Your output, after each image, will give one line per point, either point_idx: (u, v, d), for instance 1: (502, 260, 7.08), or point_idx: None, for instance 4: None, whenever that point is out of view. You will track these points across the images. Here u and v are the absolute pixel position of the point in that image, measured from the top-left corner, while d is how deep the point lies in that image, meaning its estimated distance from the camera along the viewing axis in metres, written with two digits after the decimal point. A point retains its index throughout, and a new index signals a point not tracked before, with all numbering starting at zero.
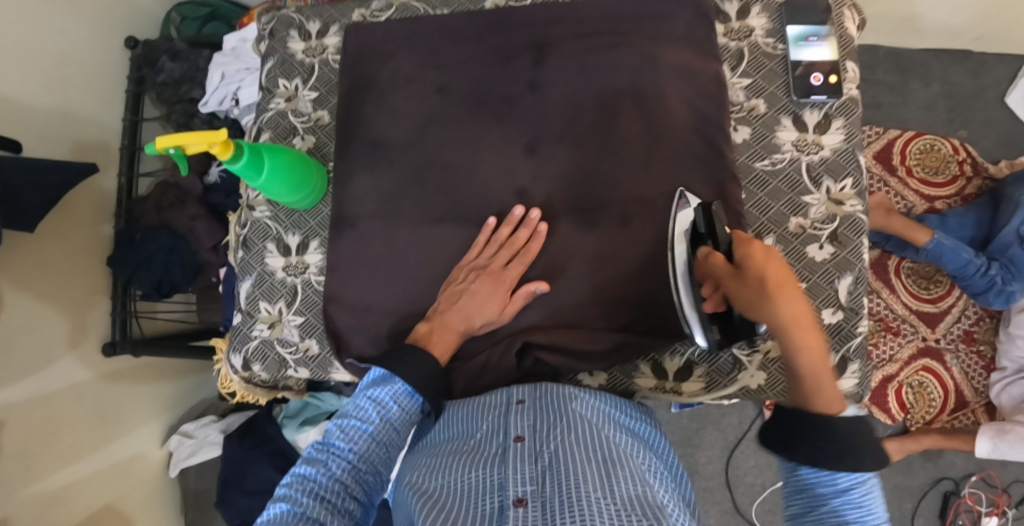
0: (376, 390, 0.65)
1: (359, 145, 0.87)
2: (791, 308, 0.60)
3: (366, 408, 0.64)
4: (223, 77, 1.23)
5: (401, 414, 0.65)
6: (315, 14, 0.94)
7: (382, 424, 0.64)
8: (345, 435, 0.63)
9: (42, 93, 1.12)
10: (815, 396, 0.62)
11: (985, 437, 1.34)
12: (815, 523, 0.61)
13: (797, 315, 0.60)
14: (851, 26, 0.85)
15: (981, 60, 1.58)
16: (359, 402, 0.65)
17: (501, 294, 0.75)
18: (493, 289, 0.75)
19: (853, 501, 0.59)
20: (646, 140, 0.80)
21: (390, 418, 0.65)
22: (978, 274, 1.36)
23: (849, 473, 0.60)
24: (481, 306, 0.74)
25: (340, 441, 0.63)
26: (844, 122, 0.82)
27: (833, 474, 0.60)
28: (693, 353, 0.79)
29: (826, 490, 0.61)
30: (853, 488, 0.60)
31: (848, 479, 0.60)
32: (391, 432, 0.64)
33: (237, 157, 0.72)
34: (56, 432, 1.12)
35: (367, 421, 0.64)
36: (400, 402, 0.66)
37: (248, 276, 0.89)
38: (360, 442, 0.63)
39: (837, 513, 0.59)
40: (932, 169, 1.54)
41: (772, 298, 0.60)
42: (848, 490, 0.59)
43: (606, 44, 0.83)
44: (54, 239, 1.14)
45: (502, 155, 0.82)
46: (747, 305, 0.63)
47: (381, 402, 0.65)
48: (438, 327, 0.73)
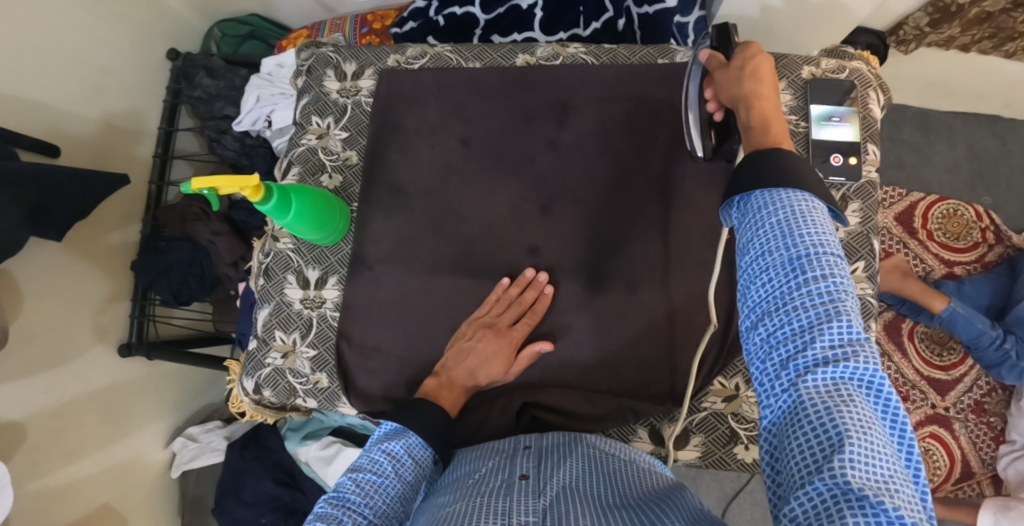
0: (390, 443, 0.69)
1: (381, 190, 0.89)
2: (757, 86, 0.64)
3: (381, 461, 0.68)
4: (258, 100, 1.27)
5: (414, 467, 0.69)
6: (351, 55, 0.96)
7: (397, 478, 0.67)
8: (360, 489, 0.65)
9: (84, 104, 1.18)
10: (760, 137, 0.61)
11: (986, 511, 1.31)
12: (752, 240, 0.55)
13: (762, 90, 0.64)
14: (874, 109, 0.86)
15: (1010, 126, 1.58)
16: (374, 455, 0.68)
17: (509, 354, 0.77)
18: (498, 349, 0.77)
19: (797, 211, 0.53)
20: (658, 210, 0.83)
21: (405, 473, 0.68)
22: (992, 346, 1.34)
23: (789, 189, 0.54)
24: (486, 364, 0.76)
25: (355, 495, 0.64)
26: (860, 205, 0.83)
27: (771, 189, 0.55)
28: (691, 421, 0.80)
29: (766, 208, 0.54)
30: (796, 201, 0.54)
31: (791, 193, 0.54)
32: (405, 487, 0.67)
33: (266, 200, 0.75)
34: (65, 430, 1.16)
35: (382, 475, 0.67)
36: (414, 454, 0.70)
37: (266, 304, 0.91)
38: (375, 496, 0.65)
39: (776, 224, 0.53)
40: (954, 234, 1.53)
41: (747, 78, 0.65)
42: (794, 205, 0.54)
43: (626, 112, 0.86)
44: (82, 243, 1.19)
45: (518, 212, 0.85)
46: (728, 87, 0.68)
47: (396, 455, 0.68)
48: (446, 383, 0.76)
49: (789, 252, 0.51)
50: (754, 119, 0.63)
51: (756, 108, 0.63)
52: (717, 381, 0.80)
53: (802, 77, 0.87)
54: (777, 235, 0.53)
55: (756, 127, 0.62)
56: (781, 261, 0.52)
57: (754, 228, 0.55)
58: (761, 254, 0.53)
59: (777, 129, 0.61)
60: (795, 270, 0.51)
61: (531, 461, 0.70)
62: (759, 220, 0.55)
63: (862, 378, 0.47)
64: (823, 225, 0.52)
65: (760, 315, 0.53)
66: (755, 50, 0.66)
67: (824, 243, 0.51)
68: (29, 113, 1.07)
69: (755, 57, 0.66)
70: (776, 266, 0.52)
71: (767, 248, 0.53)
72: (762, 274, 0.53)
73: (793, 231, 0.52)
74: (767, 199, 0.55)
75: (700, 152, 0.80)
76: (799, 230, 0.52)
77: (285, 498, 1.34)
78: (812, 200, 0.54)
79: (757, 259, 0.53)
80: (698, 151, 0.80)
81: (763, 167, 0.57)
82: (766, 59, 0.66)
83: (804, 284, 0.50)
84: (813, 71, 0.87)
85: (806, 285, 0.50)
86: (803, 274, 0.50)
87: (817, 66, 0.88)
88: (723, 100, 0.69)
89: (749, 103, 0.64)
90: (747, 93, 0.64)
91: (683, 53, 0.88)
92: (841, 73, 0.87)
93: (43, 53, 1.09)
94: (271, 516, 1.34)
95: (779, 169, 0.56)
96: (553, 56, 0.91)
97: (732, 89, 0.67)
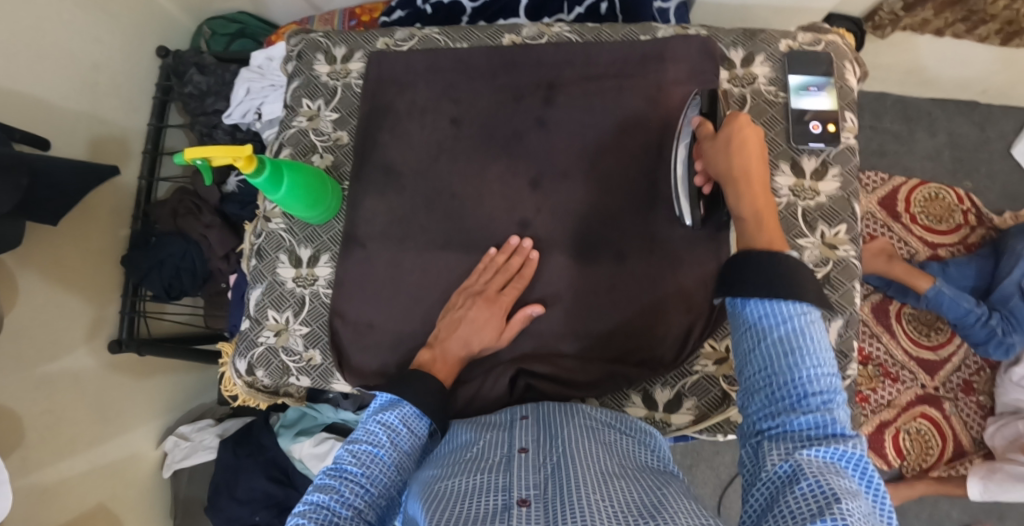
0: (386, 414, 0.69)
1: (373, 169, 0.90)
2: (745, 166, 0.65)
3: (377, 432, 0.68)
4: (248, 92, 1.30)
5: (411, 437, 0.69)
6: (341, 39, 0.98)
7: (393, 447, 0.67)
8: (357, 459, 0.65)
9: (74, 99, 1.18)
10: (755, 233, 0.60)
11: (974, 478, 1.34)
12: (755, 353, 0.54)
13: (751, 172, 0.65)
14: (850, 79, 0.89)
15: (988, 112, 1.61)
16: (369, 427, 0.68)
17: (501, 322, 0.78)
18: (489, 315, 0.78)
19: (798, 327, 0.53)
20: (644, 181, 0.84)
21: (401, 443, 0.68)
22: (978, 324, 1.35)
23: (792, 301, 0.54)
24: (479, 331, 0.77)
25: (352, 465, 0.65)
26: (840, 170, 0.85)
27: (776, 302, 0.54)
28: (683, 385, 0.82)
29: (768, 322, 0.54)
30: (798, 317, 0.53)
31: (793, 308, 0.54)
32: (402, 456, 0.68)
33: (259, 171, 0.76)
34: (56, 426, 1.14)
35: (378, 445, 0.67)
36: (410, 424, 0.70)
37: (259, 284, 0.92)
38: (372, 466, 0.65)
39: (778, 340, 0.53)
40: (936, 218, 1.56)
41: (734, 154, 0.66)
42: (796, 319, 0.53)
43: (612, 86, 0.87)
44: (70, 237, 1.19)
45: (507, 186, 0.86)
46: (716, 160, 0.69)
47: (392, 426, 0.68)
48: (440, 354, 0.76)
49: (789, 367, 0.52)
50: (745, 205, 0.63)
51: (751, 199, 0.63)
52: (707, 344, 0.82)
53: (779, 50, 0.89)
54: (779, 347, 0.53)
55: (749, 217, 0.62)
56: (785, 371, 0.52)
57: (755, 339, 0.55)
58: (762, 363, 0.54)
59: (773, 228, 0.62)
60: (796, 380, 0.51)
61: (529, 434, 0.70)
62: (761, 333, 0.54)
63: (855, 471, 0.48)
64: (822, 341, 0.53)
65: (758, 418, 0.53)
66: (745, 125, 0.67)
67: (821, 356, 0.52)
68: (23, 107, 1.08)
69: (742, 131, 0.66)
70: (779, 375, 0.52)
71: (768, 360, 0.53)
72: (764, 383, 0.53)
73: (797, 348, 0.52)
74: (767, 310, 0.55)
75: (687, 221, 0.79)
76: (802, 346, 0.52)
77: (278, 495, 1.34)
78: (813, 315, 0.54)
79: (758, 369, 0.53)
80: (686, 220, 0.79)
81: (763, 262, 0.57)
82: (751, 132, 0.67)
83: (804, 393, 0.51)
84: (790, 45, 0.90)
85: (805, 392, 0.51)
86: (801, 379, 0.51)
87: (794, 40, 0.90)
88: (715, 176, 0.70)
89: (739, 186, 0.65)
90: (742, 179, 0.65)
91: (664, 30, 0.91)
92: (817, 46, 0.90)
93: (35, 47, 1.10)
94: (265, 514, 1.32)
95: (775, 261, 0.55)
96: (538, 36, 0.93)
97: (723, 168, 0.67)
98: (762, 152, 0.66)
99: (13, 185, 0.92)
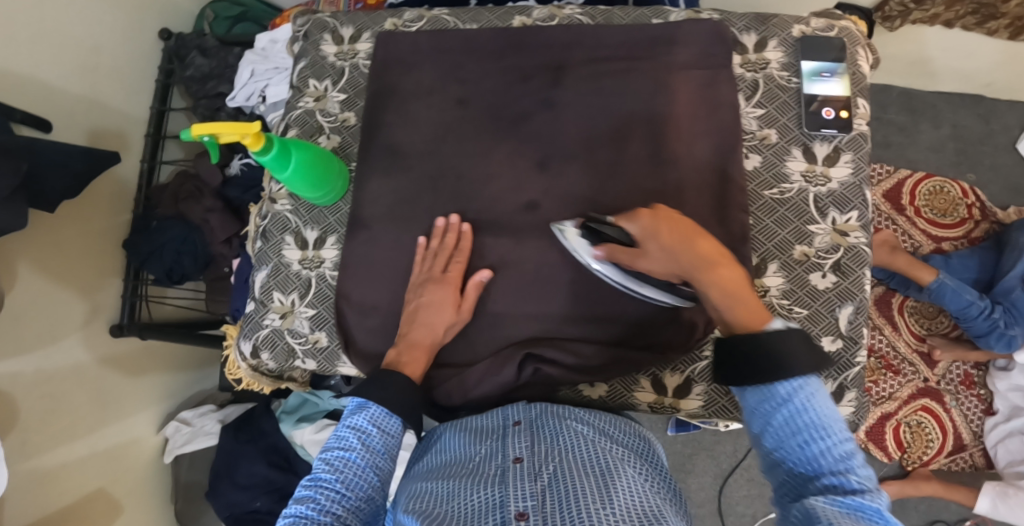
0: (354, 417, 0.68)
1: (377, 150, 0.88)
2: (692, 257, 0.63)
3: (347, 436, 0.67)
4: (252, 74, 1.28)
5: (384, 437, 0.67)
6: (348, 20, 0.96)
7: (365, 449, 0.66)
8: (330, 466, 0.65)
9: (72, 79, 1.16)
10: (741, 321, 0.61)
11: (985, 495, 1.34)
12: (767, 439, 0.57)
13: (702, 258, 0.63)
14: (863, 65, 0.88)
15: (992, 106, 1.61)
16: (340, 433, 0.67)
17: (454, 300, 0.78)
18: (444, 294, 0.77)
19: (800, 402, 0.55)
20: (656, 166, 0.82)
21: (374, 445, 0.67)
22: (981, 316, 1.36)
23: (787, 379, 0.57)
24: (438, 312, 0.77)
25: (326, 473, 0.64)
26: (852, 156, 0.85)
27: (774, 384, 0.57)
28: (693, 370, 0.81)
29: (772, 403, 0.57)
30: (794, 394, 0.56)
31: (788, 387, 0.56)
32: (377, 457, 0.66)
33: (266, 150, 0.75)
34: (56, 411, 1.14)
35: (350, 449, 0.66)
36: (380, 424, 0.68)
37: (264, 266, 0.91)
38: (346, 470, 0.64)
39: (783, 422, 0.56)
40: (940, 211, 1.56)
41: (674, 255, 0.64)
42: (793, 395, 0.56)
43: (621, 69, 0.85)
44: (71, 221, 1.18)
45: (514, 169, 0.83)
46: (661, 265, 0.67)
47: (362, 429, 0.67)
48: (407, 348, 0.75)
49: (799, 444, 0.54)
50: (716, 294, 0.62)
51: (719, 292, 0.61)
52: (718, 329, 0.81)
53: (793, 35, 0.88)
54: (790, 428, 0.55)
55: (727, 305, 0.61)
56: (797, 449, 0.54)
57: (764, 421, 0.57)
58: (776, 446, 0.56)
59: (752, 302, 0.62)
60: (813, 454, 0.53)
61: (523, 440, 0.70)
62: (766, 417, 0.57)
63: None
64: (825, 409, 0.55)
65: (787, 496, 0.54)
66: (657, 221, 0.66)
67: (826, 423, 0.54)
68: (19, 87, 1.05)
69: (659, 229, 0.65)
70: (793, 452, 0.54)
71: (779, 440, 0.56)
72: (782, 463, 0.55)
73: (805, 424, 0.55)
74: (766, 394, 0.58)
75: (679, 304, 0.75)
76: (813, 421, 0.54)
77: (279, 482, 1.34)
78: (814, 387, 0.56)
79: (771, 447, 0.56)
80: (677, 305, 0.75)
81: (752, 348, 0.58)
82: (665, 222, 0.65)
83: (821, 466, 0.53)
84: (803, 30, 0.89)
85: (817, 458, 0.53)
86: (812, 454, 0.53)
87: (807, 25, 0.89)
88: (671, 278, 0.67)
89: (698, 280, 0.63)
90: (701, 276, 0.62)
91: (677, 14, 0.89)
92: (830, 32, 0.89)
93: (32, 26, 1.07)
94: (265, 500, 1.33)
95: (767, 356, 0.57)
96: (549, 17, 0.91)
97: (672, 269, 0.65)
98: (691, 228, 0.64)
99: (16, 170, 0.92)
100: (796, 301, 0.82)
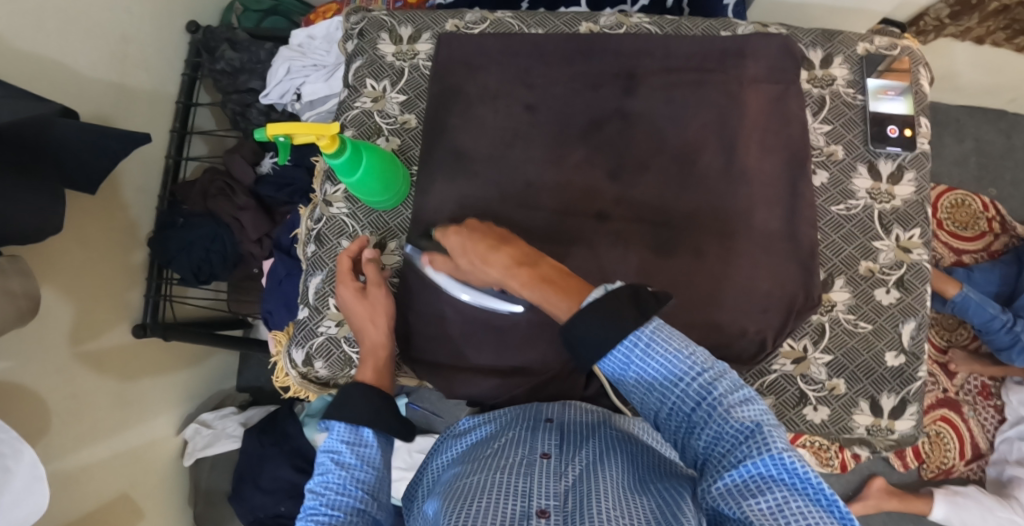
0: (326, 441, 0.69)
1: (442, 154, 0.86)
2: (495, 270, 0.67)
3: (322, 462, 0.68)
4: (289, 71, 1.25)
5: (357, 451, 0.68)
6: (407, 19, 0.94)
7: (340, 467, 0.66)
8: (313, 494, 0.65)
9: (103, 69, 1.12)
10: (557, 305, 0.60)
11: (939, 502, 1.35)
12: (638, 403, 0.58)
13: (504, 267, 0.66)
14: (925, 84, 0.89)
15: (1013, 121, 1.64)
16: (317, 461, 0.68)
17: (356, 293, 0.81)
18: (350, 294, 0.81)
19: (648, 355, 0.55)
20: (726, 178, 0.81)
21: (348, 461, 0.67)
22: (1003, 329, 1.35)
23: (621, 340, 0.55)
24: (354, 310, 0.80)
25: (310, 501, 0.64)
26: (915, 174, 0.85)
27: (613, 349, 0.55)
28: (763, 384, 0.81)
29: (621, 366, 0.57)
30: (633, 350, 0.55)
31: (626, 346, 0.55)
32: (355, 471, 0.67)
33: (339, 153, 0.73)
34: (79, 412, 1.09)
35: (326, 471, 0.66)
36: (348, 439, 0.69)
37: (319, 271, 0.89)
38: (327, 492, 0.64)
39: (639, 385, 0.57)
40: (962, 224, 1.58)
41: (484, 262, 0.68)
42: (635, 352, 0.55)
43: (692, 80, 0.84)
44: (98, 215, 1.12)
45: (585, 178, 0.83)
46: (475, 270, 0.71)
47: (333, 450, 0.68)
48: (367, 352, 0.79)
49: (666, 399, 0.56)
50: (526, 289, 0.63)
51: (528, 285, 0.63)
52: (786, 343, 0.82)
53: (858, 52, 0.89)
54: (651, 387, 0.56)
55: (541, 295, 0.62)
56: (663, 405, 0.56)
57: (627, 386, 0.58)
58: (650, 407, 0.57)
59: (557, 289, 0.61)
60: (685, 404, 0.55)
61: (553, 438, 0.69)
62: (625, 383, 0.58)
63: (773, 464, 0.50)
64: (664, 353, 0.55)
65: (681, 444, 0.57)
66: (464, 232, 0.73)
67: (681, 367, 0.55)
68: (50, 77, 1.01)
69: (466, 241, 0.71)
70: (664, 410, 0.56)
71: (648, 401, 0.57)
72: (661, 417, 0.57)
73: (658, 378, 0.56)
74: (617, 358, 0.56)
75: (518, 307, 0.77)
76: (663, 369, 0.55)
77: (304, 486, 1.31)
78: (648, 334, 0.55)
79: (645, 405, 0.57)
80: (518, 308, 0.77)
81: (590, 319, 0.55)
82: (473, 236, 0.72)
83: (694, 413, 0.55)
84: (867, 48, 0.89)
85: (689, 405, 0.55)
86: (680, 403, 0.55)
87: (871, 43, 0.90)
88: (485, 281, 0.70)
89: (512, 281, 0.65)
90: (503, 273, 0.66)
91: (745, 27, 0.89)
92: (893, 50, 0.89)
93: (68, 15, 1.03)
94: (290, 505, 1.30)
95: (594, 327, 0.55)
96: (617, 25, 0.91)
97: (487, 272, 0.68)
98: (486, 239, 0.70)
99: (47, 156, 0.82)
100: (861, 316, 0.82)
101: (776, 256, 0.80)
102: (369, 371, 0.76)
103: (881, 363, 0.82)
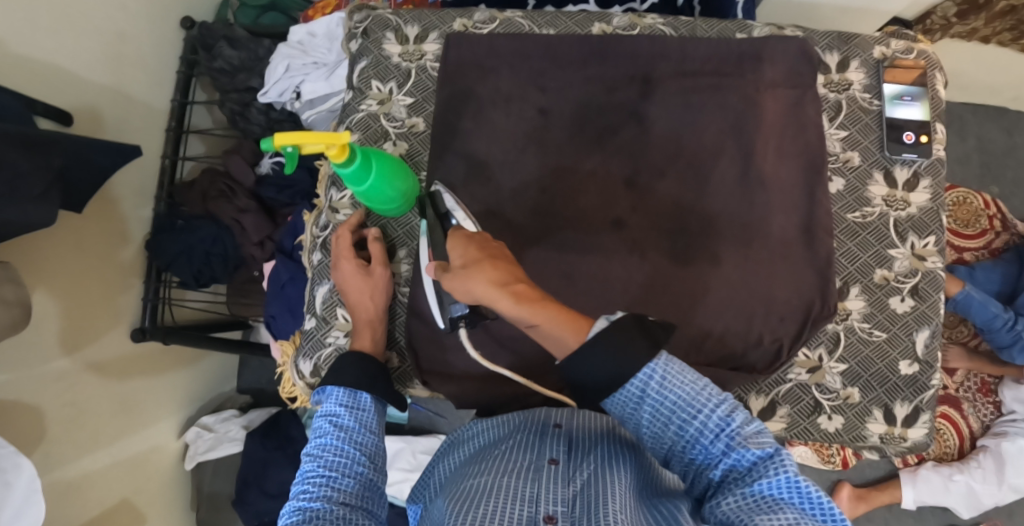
0: (324, 406, 0.69)
1: (454, 159, 0.84)
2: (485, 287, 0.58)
3: (320, 426, 0.67)
4: (288, 69, 1.22)
5: (356, 414, 0.68)
6: (414, 19, 0.92)
7: (339, 430, 0.66)
8: (311, 457, 0.63)
9: (97, 69, 1.08)
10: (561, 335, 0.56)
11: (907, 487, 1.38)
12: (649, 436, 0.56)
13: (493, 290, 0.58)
14: (940, 89, 0.88)
15: (1015, 119, 1.63)
16: (314, 426, 0.67)
17: (358, 268, 0.82)
18: (350, 266, 0.82)
19: (662, 387, 0.54)
20: (742, 185, 0.80)
21: (348, 423, 0.67)
22: (1004, 328, 1.33)
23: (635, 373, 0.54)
24: (350, 282, 0.81)
25: (308, 464, 0.63)
26: (931, 181, 0.84)
27: (627, 383, 0.54)
28: (778, 393, 0.81)
29: (635, 401, 0.55)
30: (646, 386, 0.54)
31: (639, 380, 0.54)
32: (354, 434, 0.66)
33: (350, 161, 0.71)
34: (78, 420, 1.07)
35: (325, 434, 0.65)
36: (347, 403, 0.69)
37: (327, 280, 0.88)
38: (327, 453, 0.63)
39: (653, 416, 0.55)
40: (963, 222, 1.57)
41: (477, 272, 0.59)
42: (647, 388, 0.54)
43: (709, 84, 0.82)
44: (95, 219, 1.10)
45: (602, 185, 0.81)
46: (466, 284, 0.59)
47: (332, 413, 0.68)
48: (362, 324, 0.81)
49: (680, 427, 0.54)
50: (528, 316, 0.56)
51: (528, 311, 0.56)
52: (802, 353, 0.81)
53: (874, 56, 0.87)
54: (666, 417, 0.54)
55: (545, 323, 0.56)
56: (676, 433, 0.54)
57: (637, 413, 0.56)
58: (661, 437, 0.56)
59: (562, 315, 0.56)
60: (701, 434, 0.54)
61: (561, 443, 0.67)
62: (635, 412, 0.56)
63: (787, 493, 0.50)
64: (677, 387, 0.54)
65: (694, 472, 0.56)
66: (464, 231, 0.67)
67: (696, 399, 0.54)
68: (44, 77, 0.98)
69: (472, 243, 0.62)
70: (677, 440, 0.55)
71: (662, 428, 0.55)
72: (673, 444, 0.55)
73: (673, 407, 0.54)
74: (626, 395, 0.55)
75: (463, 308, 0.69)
76: (679, 403, 0.54)
77: None
78: (659, 369, 0.54)
79: (656, 435, 0.56)
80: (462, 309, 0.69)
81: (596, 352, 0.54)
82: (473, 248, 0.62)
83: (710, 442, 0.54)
84: (884, 51, 0.88)
85: (705, 433, 0.54)
86: (696, 434, 0.54)
87: (887, 46, 0.88)
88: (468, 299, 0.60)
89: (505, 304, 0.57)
90: (495, 290, 0.57)
91: (760, 29, 0.88)
92: (910, 54, 0.88)
93: (60, 13, 0.99)
94: None
95: (600, 362, 0.54)
96: (630, 26, 0.89)
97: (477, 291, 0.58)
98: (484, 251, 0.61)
99: (46, 163, 0.80)
100: (875, 324, 0.82)
101: (793, 264, 0.79)
102: (366, 341, 0.79)
103: (894, 372, 0.82)
